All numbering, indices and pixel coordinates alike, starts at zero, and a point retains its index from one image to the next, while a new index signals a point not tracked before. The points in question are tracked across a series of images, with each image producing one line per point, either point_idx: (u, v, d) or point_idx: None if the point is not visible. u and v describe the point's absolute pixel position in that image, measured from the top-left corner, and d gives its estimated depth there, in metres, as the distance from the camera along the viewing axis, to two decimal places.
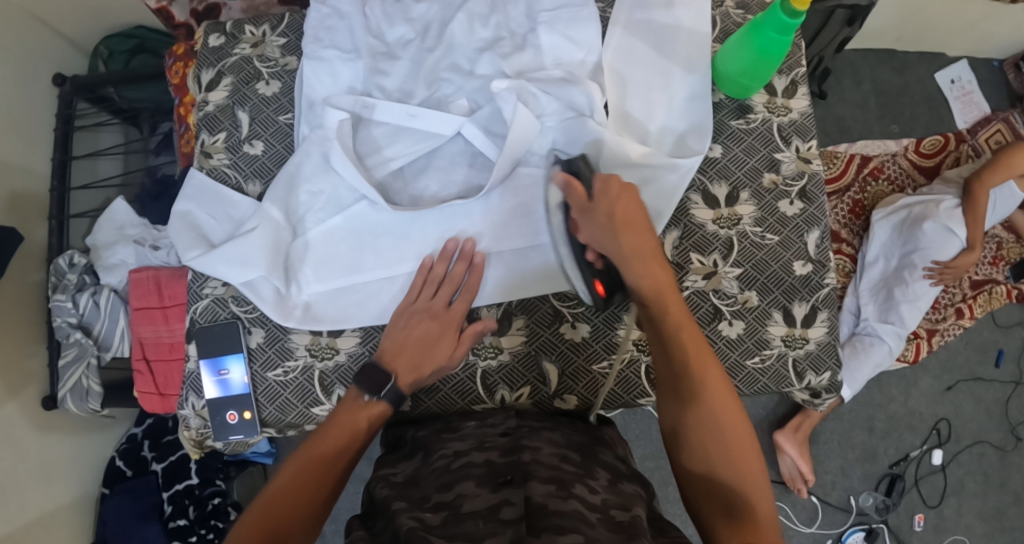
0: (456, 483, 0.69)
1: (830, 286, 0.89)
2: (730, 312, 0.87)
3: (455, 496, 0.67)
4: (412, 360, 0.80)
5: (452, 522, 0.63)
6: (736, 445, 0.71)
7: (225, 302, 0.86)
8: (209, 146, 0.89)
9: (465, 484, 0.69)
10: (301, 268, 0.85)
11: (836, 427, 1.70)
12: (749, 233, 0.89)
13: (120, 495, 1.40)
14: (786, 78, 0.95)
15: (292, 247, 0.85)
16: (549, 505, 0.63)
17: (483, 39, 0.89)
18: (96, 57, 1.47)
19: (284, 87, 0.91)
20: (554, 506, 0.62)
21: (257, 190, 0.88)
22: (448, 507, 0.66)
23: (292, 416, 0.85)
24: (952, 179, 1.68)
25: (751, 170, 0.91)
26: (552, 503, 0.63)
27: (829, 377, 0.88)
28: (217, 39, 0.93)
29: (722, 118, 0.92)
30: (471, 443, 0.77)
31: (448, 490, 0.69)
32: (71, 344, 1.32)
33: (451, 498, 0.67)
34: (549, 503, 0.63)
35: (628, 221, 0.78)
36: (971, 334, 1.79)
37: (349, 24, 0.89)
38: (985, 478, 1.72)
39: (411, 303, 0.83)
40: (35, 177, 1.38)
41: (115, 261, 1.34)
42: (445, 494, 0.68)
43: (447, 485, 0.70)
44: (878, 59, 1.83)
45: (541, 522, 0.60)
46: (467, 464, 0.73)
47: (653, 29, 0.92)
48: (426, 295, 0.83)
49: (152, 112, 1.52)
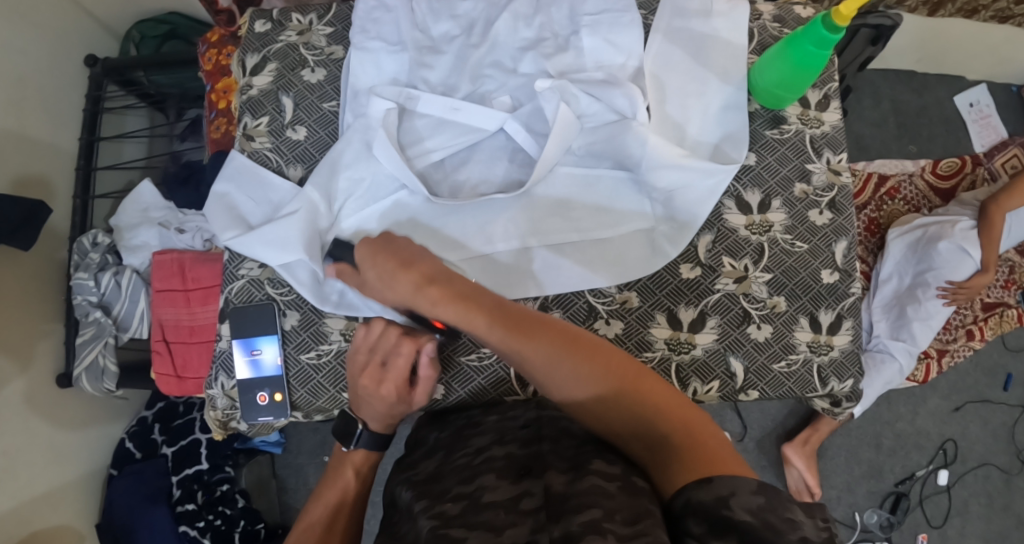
0: (477, 476, 0.70)
1: (855, 294, 0.90)
2: (759, 316, 0.87)
3: (476, 487, 0.68)
4: (373, 412, 0.82)
5: (472, 512, 0.64)
6: (628, 389, 0.70)
7: (261, 283, 0.87)
8: (251, 129, 0.90)
9: (486, 476, 0.69)
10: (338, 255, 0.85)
11: (843, 443, 1.71)
12: (779, 240, 0.90)
13: (129, 476, 1.40)
14: (819, 92, 0.96)
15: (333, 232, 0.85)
16: (567, 492, 0.64)
17: (526, 39, 0.90)
18: (128, 41, 1.49)
19: (328, 75, 0.91)
20: (573, 490, 0.63)
21: (297, 174, 0.89)
22: (468, 497, 0.67)
23: (323, 400, 0.86)
24: (968, 202, 1.69)
25: (783, 179, 0.92)
26: (570, 490, 0.64)
27: (851, 385, 0.89)
28: (263, 26, 0.94)
29: (756, 127, 0.93)
30: (492, 438, 0.77)
31: (469, 482, 0.69)
32: (89, 323, 1.32)
33: (472, 489, 0.68)
34: (568, 490, 0.64)
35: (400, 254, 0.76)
36: (981, 357, 1.80)
37: (395, 17, 0.90)
38: (989, 501, 1.73)
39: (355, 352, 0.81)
40: (63, 156, 1.39)
41: (138, 243, 1.36)
42: (466, 486, 0.69)
43: (468, 478, 0.70)
44: (898, 80, 1.85)
45: (561, 508, 0.62)
46: (489, 459, 0.73)
47: (692, 38, 0.93)
48: (366, 349, 0.80)
49: (179, 98, 1.56)
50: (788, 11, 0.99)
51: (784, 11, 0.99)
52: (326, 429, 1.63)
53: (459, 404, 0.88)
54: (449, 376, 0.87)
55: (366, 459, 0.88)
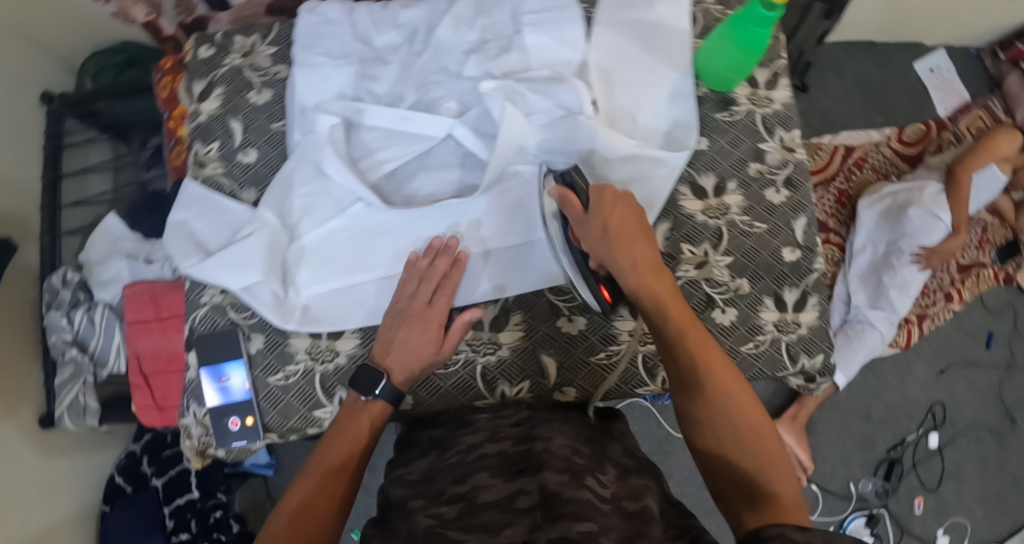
0: (471, 475, 0.70)
1: (819, 271, 0.91)
2: (722, 300, 0.88)
3: (471, 487, 0.68)
4: (404, 363, 0.80)
5: (469, 513, 0.64)
6: (756, 432, 0.70)
7: (223, 309, 0.87)
8: (202, 156, 0.90)
9: (480, 475, 0.69)
10: (300, 275, 0.85)
11: (832, 416, 1.71)
12: (737, 222, 0.90)
13: (121, 510, 1.40)
14: (767, 70, 0.97)
15: (291, 253, 0.85)
16: (562, 493, 0.62)
17: (470, 41, 0.91)
18: (83, 73, 1.46)
19: (275, 95, 0.91)
20: (568, 494, 0.62)
21: (252, 197, 0.89)
22: (464, 498, 0.67)
23: (294, 420, 0.86)
24: (935, 165, 1.70)
25: (737, 160, 0.92)
26: (565, 491, 0.63)
27: (822, 360, 0.90)
28: (206, 51, 0.93)
29: (706, 111, 0.94)
30: (484, 436, 0.78)
31: (463, 482, 0.70)
32: (67, 362, 1.32)
33: (467, 490, 0.68)
34: (563, 491, 0.63)
35: (620, 224, 0.75)
36: (962, 320, 1.81)
37: (339, 31, 0.90)
38: (982, 461, 1.75)
39: (396, 301, 0.83)
40: (26, 196, 1.37)
41: (109, 276, 1.36)
42: (460, 487, 0.69)
43: (462, 478, 0.71)
44: (859, 52, 1.85)
45: (557, 509, 0.60)
46: (482, 456, 0.73)
47: (638, 27, 0.94)
48: (407, 295, 0.82)
49: (144, 127, 1.52)
50: None
51: None
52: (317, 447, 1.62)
53: (429, 410, 0.88)
54: (417, 385, 0.87)
55: (383, 413, 0.79)
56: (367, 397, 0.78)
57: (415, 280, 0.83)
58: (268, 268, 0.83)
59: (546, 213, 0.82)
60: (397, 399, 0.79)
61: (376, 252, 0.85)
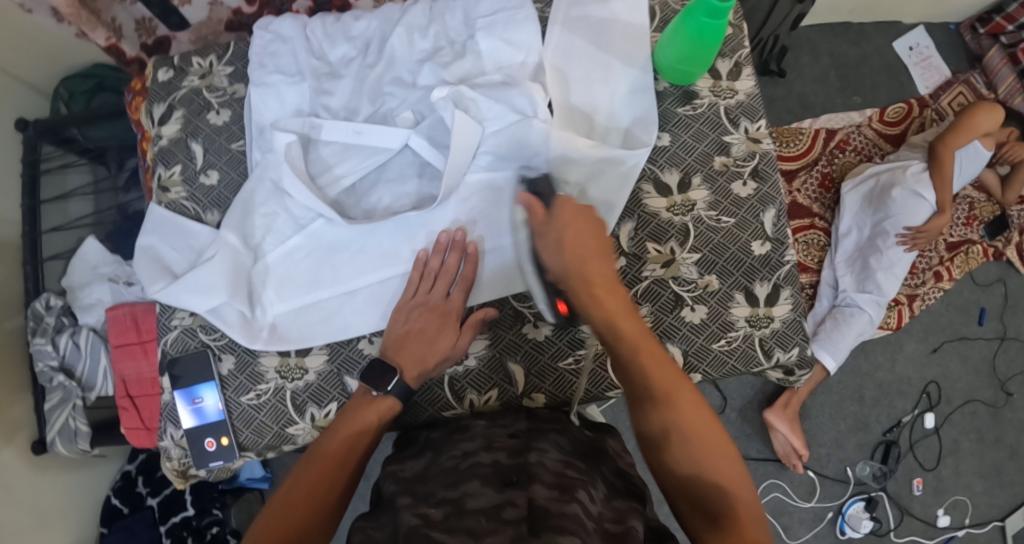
0: (462, 482, 0.70)
1: (790, 262, 0.90)
2: (691, 298, 0.88)
3: (460, 494, 0.68)
4: (415, 356, 0.81)
5: (455, 517, 0.64)
6: (711, 449, 0.71)
7: (193, 331, 0.87)
8: (165, 180, 0.92)
9: (471, 483, 0.69)
10: (265, 293, 0.86)
11: (825, 400, 1.71)
12: (704, 218, 0.90)
13: (118, 533, 1.39)
14: (729, 61, 0.96)
15: (257, 271, 0.86)
16: (550, 508, 0.63)
17: (423, 50, 0.92)
18: (56, 99, 1.47)
19: (233, 115, 0.94)
20: (555, 509, 0.63)
21: (215, 219, 0.91)
22: (451, 503, 0.67)
23: (269, 438, 0.86)
24: (917, 144, 1.70)
25: (701, 155, 0.92)
26: (553, 506, 0.63)
27: (798, 353, 0.89)
28: (165, 74, 0.96)
29: (667, 106, 0.93)
30: (480, 444, 0.77)
31: (453, 488, 0.70)
32: (55, 388, 1.33)
33: (456, 495, 0.68)
34: (551, 506, 0.63)
35: (576, 237, 0.78)
36: (952, 296, 1.80)
37: (292, 48, 0.93)
38: (979, 436, 1.74)
39: (410, 298, 0.84)
40: (6, 225, 1.38)
41: (92, 301, 1.36)
42: (450, 491, 0.69)
43: (453, 483, 0.71)
44: (835, 33, 1.84)
45: (542, 523, 0.61)
46: (475, 464, 0.73)
47: (591, 25, 0.94)
48: (423, 290, 0.84)
49: (120, 149, 1.52)
50: None
51: None
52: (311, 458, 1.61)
53: (399, 423, 0.88)
54: None
55: (389, 409, 0.79)
56: (378, 391, 0.79)
57: (430, 278, 0.85)
58: (232, 289, 0.85)
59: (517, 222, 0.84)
60: (407, 395, 0.80)
61: (339, 267, 0.86)
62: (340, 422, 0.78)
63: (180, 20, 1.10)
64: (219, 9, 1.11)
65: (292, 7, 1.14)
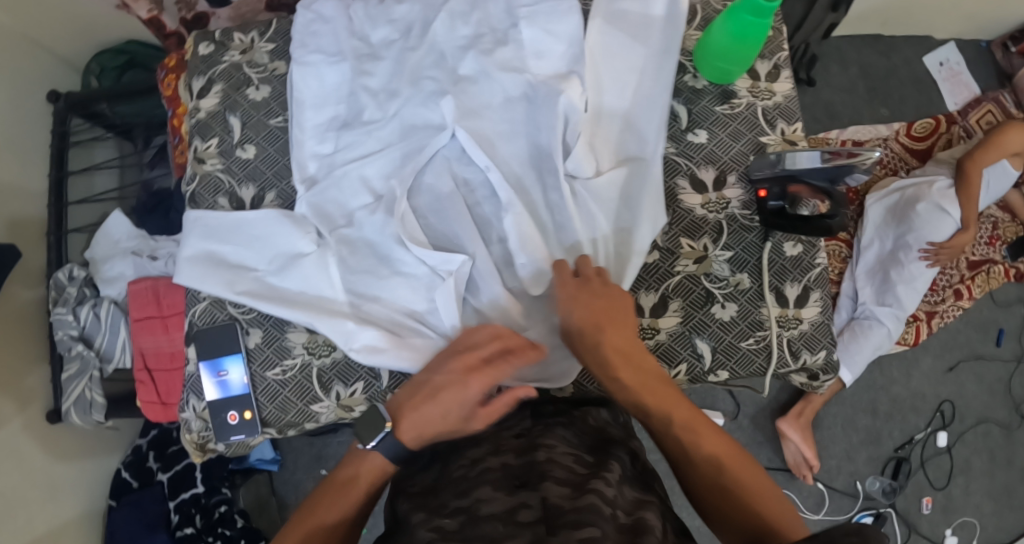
0: (473, 489, 0.70)
1: (821, 265, 0.90)
2: (722, 296, 0.88)
3: (472, 501, 0.68)
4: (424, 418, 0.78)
5: (470, 526, 0.65)
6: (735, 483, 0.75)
7: (222, 304, 0.89)
8: (201, 152, 0.94)
9: (482, 489, 0.69)
10: (319, 287, 0.88)
11: (838, 412, 1.70)
12: (737, 216, 0.90)
13: (126, 507, 1.39)
14: (768, 62, 0.96)
15: (307, 263, 0.88)
16: (564, 506, 0.65)
17: (464, 36, 0.92)
18: (88, 74, 1.48)
19: (273, 91, 0.96)
20: (570, 505, 0.64)
21: (250, 193, 0.93)
22: (465, 511, 0.67)
23: (292, 414, 0.88)
24: (945, 160, 1.68)
25: (738, 154, 0.92)
26: (566, 504, 0.65)
27: (825, 356, 0.89)
28: (206, 48, 0.98)
29: (705, 104, 0.94)
30: (486, 449, 0.77)
31: (464, 496, 0.69)
32: (73, 357, 1.32)
33: (468, 504, 0.68)
34: (565, 504, 0.65)
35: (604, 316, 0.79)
36: (971, 315, 1.80)
37: (333, 28, 0.94)
38: (991, 457, 1.73)
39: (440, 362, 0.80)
40: (33, 194, 1.38)
41: (114, 274, 1.37)
42: (462, 500, 0.69)
43: (463, 492, 0.70)
44: (865, 45, 1.83)
45: (559, 520, 0.63)
46: (485, 471, 0.72)
47: (631, 20, 0.94)
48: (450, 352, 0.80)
49: (146, 127, 1.52)
50: None
51: None
52: (319, 443, 1.59)
53: None
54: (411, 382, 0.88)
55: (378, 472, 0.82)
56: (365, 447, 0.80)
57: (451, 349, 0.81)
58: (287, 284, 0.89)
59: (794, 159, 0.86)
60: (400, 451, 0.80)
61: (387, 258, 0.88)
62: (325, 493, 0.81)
63: None
64: None
65: None
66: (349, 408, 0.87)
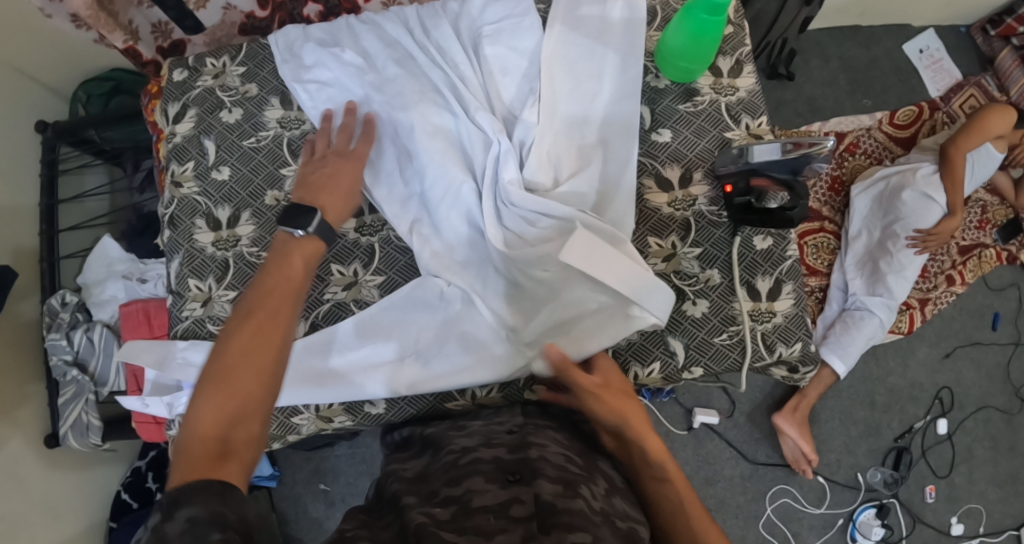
0: (464, 479, 0.71)
1: (792, 257, 0.91)
2: (693, 292, 0.89)
3: (464, 490, 0.69)
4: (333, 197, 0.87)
5: (462, 516, 0.66)
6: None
7: (202, 322, 0.90)
8: (178, 175, 0.96)
9: (473, 479, 0.71)
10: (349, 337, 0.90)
11: (835, 405, 1.69)
12: (705, 212, 0.91)
13: (126, 527, 1.38)
14: (729, 59, 0.96)
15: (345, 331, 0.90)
16: (556, 503, 0.66)
17: (431, 50, 0.96)
18: (76, 101, 1.50)
19: (245, 113, 0.98)
20: (562, 505, 0.65)
21: (226, 214, 0.94)
22: (457, 502, 0.68)
23: (273, 427, 0.89)
24: (929, 147, 1.68)
25: (702, 151, 0.93)
26: (560, 502, 0.66)
27: (801, 348, 0.89)
28: (180, 74, 1.00)
29: (668, 103, 0.95)
30: (478, 440, 0.79)
31: (456, 485, 0.71)
32: (69, 382, 1.34)
33: (460, 493, 0.69)
34: (557, 502, 0.66)
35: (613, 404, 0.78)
36: (965, 300, 1.79)
37: (341, 83, 0.97)
38: (993, 443, 1.71)
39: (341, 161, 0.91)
40: (24, 222, 1.40)
41: (106, 297, 1.40)
42: (453, 489, 0.70)
43: (454, 480, 0.72)
44: (844, 37, 1.84)
45: (551, 520, 0.63)
46: (475, 460, 0.75)
47: (591, 23, 0.95)
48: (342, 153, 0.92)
49: (135, 151, 1.54)
50: None
51: None
52: (317, 456, 1.59)
53: (401, 411, 0.90)
54: None
55: (314, 251, 0.83)
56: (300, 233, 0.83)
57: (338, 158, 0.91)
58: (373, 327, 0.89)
59: (755, 154, 0.86)
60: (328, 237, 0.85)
61: (388, 276, 0.93)
62: (263, 284, 0.79)
63: (195, 23, 1.12)
64: (233, 12, 1.13)
65: (303, 11, 1.16)
66: (329, 419, 0.89)
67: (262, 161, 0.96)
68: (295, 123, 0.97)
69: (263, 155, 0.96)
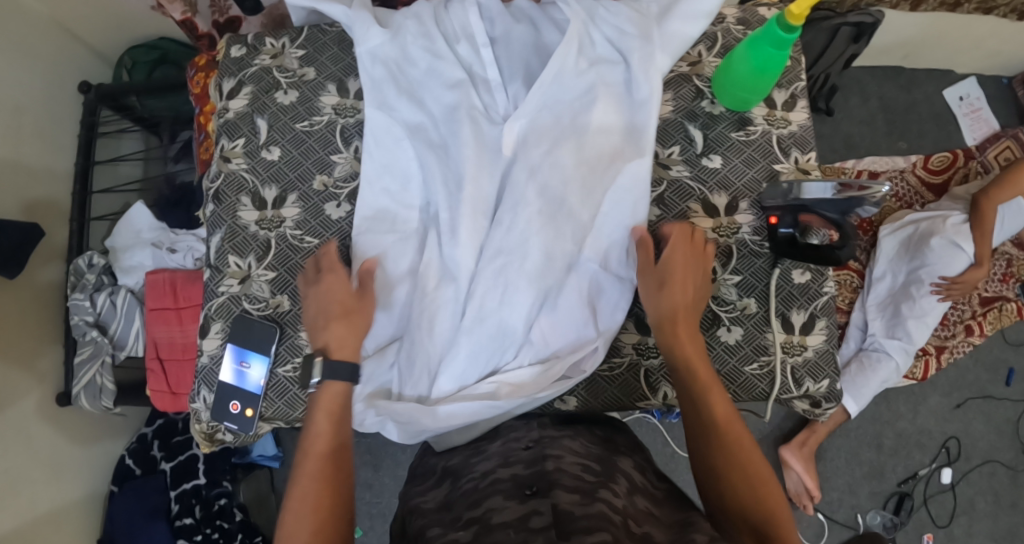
0: (484, 499, 0.71)
1: (829, 294, 0.93)
2: (728, 319, 0.92)
3: (484, 510, 0.69)
4: None
5: (483, 534, 0.65)
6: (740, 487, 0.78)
7: (238, 299, 0.93)
8: (228, 151, 0.97)
9: (493, 498, 0.70)
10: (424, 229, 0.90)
11: (843, 444, 1.70)
12: (748, 241, 0.94)
13: (127, 493, 1.38)
14: (785, 92, 0.98)
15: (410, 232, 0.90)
16: (574, 511, 0.65)
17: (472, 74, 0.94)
18: (120, 66, 1.49)
19: (300, 96, 0.99)
20: (581, 511, 0.65)
21: (272, 194, 0.96)
22: (478, 522, 0.67)
23: (300, 411, 0.91)
24: (960, 196, 1.67)
25: (750, 180, 0.95)
26: (577, 509, 0.65)
27: (828, 385, 0.92)
28: (238, 51, 1.01)
29: (722, 130, 0.97)
30: (497, 462, 0.79)
31: (476, 507, 0.71)
32: (87, 342, 1.34)
33: (480, 513, 0.69)
34: (576, 509, 0.65)
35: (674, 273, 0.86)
36: (982, 353, 1.77)
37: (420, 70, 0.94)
38: (996, 498, 1.70)
39: None
40: (58, 181, 1.40)
41: (133, 263, 1.39)
42: (475, 511, 0.70)
43: (476, 503, 0.71)
44: (885, 77, 1.84)
45: (569, 525, 0.63)
46: (495, 481, 0.74)
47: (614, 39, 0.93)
48: None
49: (173, 122, 1.52)
50: (752, 14, 1.02)
51: (750, 13, 1.02)
52: None
53: None
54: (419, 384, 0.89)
55: None
56: None
57: None
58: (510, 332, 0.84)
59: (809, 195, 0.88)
60: None
61: None
62: None
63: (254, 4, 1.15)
64: None
65: None
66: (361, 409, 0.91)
67: (313, 145, 0.97)
68: (350, 111, 0.98)
69: (315, 139, 0.97)
